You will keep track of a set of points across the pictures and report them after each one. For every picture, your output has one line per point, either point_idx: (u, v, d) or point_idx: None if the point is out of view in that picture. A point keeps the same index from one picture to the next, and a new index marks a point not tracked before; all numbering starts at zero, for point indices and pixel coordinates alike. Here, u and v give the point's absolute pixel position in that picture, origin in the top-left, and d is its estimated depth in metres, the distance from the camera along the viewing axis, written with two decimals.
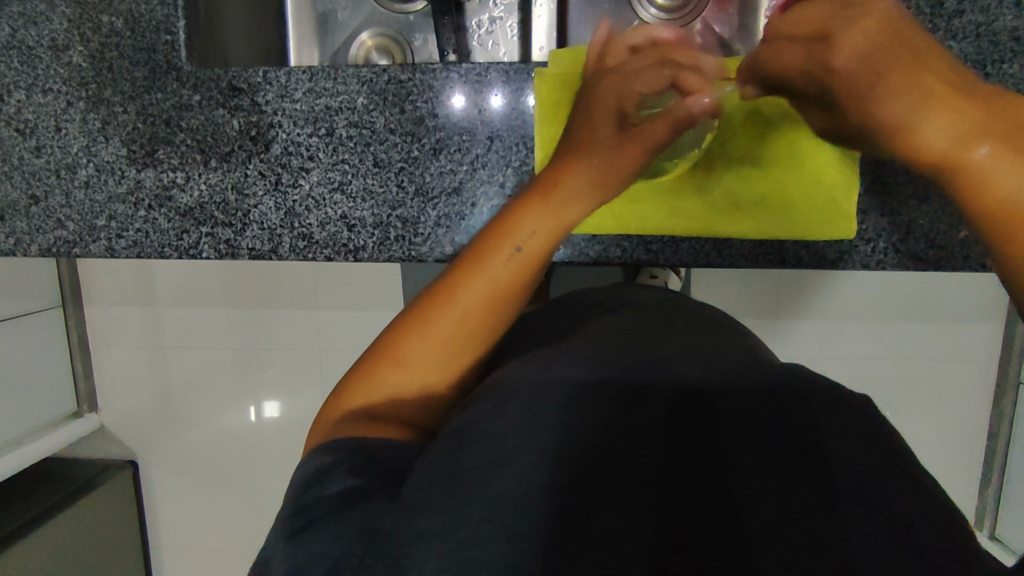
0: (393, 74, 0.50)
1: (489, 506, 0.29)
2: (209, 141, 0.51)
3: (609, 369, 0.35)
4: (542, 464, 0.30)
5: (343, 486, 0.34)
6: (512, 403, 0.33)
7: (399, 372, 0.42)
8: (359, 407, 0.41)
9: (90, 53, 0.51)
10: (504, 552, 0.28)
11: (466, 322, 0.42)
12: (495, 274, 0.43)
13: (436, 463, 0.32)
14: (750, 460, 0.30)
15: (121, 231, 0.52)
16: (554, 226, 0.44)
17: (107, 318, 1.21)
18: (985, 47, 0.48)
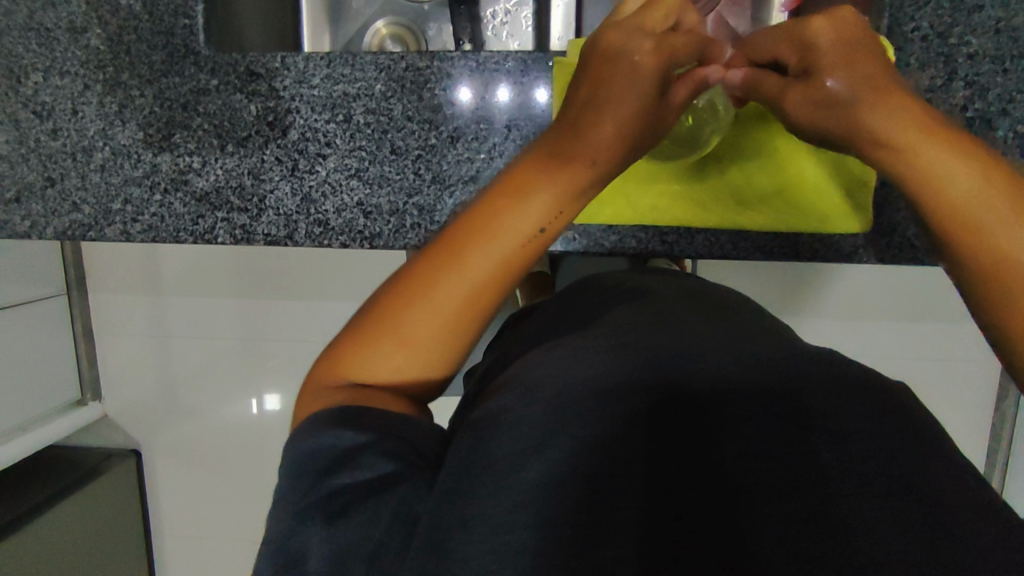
0: (411, 61, 0.50)
1: (524, 490, 0.29)
2: (226, 125, 0.51)
3: (642, 355, 0.35)
4: (576, 451, 0.30)
5: (381, 466, 0.33)
6: (542, 393, 0.33)
7: (396, 349, 0.39)
8: (356, 379, 0.39)
9: (108, 36, 0.51)
10: (538, 536, 0.28)
11: (458, 306, 0.38)
12: (506, 254, 0.39)
13: (467, 447, 0.32)
14: (749, 441, 0.31)
15: (137, 215, 0.52)
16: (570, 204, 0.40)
17: (112, 306, 1.21)
18: (1004, 43, 0.48)
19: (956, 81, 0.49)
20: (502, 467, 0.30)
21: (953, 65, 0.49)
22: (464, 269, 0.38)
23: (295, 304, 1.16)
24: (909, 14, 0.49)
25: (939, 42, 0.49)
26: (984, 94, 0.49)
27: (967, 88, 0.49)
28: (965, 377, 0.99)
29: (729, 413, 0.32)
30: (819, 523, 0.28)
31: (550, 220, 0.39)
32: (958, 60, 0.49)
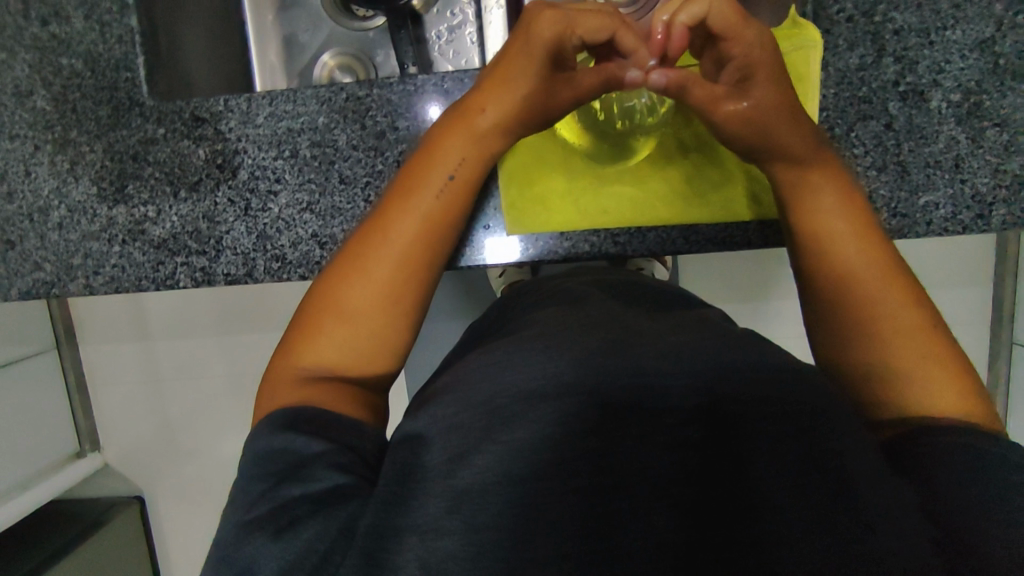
0: (351, 91, 0.51)
1: (451, 497, 0.30)
2: (177, 172, 0.52)
3: (579, 353, 0.33)
4: (504, 456, 0.30)
5: (328, 482, 0.34)
6: (473, 397, 0.33)
7: (342, 322, 0.44)
8: (313, 362, 0.43)
9: (53, 97, 0.52)
10: (464, 545, 0.29)
11: (403, 252, 0.45)
12: (426, 203, 0.46)
13: (401, 459, 0.33)
14: (773, 460, 0.29)
15: (97, 268, 0.53)
16: (477, 154, 0.47)
17: (103, 355, 1.22)
18: (928, 15, 0.48)
19: (886, 57, 0.49)
20: (432, 476, 0.31)
21: (880, 42, 0.49)
22: (393, 224, 0.45)
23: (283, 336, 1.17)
24: None
25: (864, 20, 0.49)
26: (914, 67, 0.49)
27: (896, 63, 0.49)
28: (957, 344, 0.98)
29: (748, 425, 0.30)
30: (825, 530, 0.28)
31: (460, 166, 0.47)
32: (885, 36, 0.49)
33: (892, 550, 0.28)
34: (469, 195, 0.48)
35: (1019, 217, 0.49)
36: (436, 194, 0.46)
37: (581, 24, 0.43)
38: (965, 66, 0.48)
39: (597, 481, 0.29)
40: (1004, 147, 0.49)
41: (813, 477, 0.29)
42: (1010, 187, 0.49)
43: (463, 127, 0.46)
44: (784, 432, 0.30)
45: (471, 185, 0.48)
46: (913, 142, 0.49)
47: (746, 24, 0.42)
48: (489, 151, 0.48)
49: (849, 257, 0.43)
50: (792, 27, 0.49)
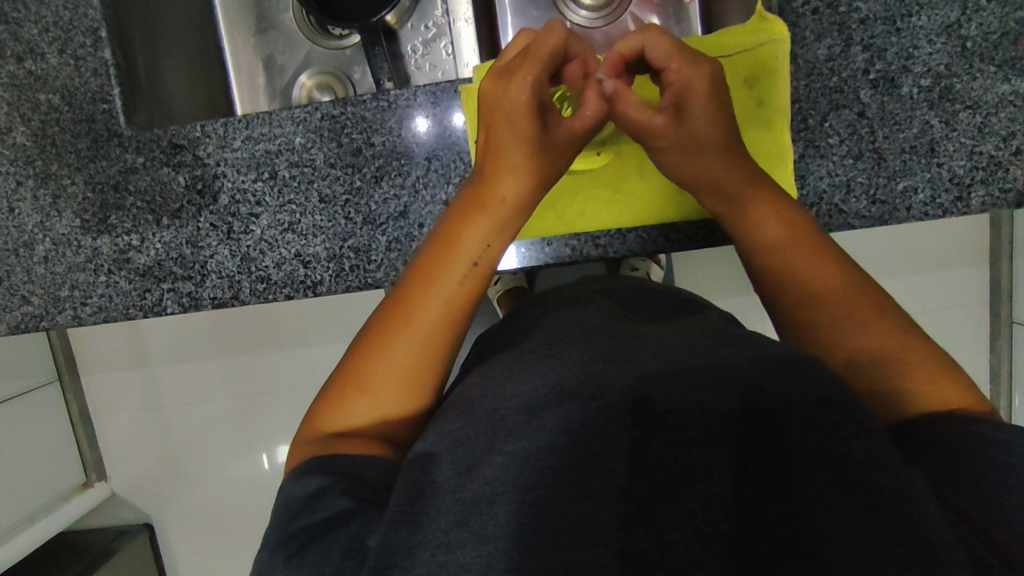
0: (326, 110, 0.51)
1: (461, 509, 0.31)
2: (158, 200, 0.52)
3: (582, 360, 0.33)
4: (510, 465, 0.31)
5: (333, 509, 0.36)
6: (476, 411, 0.33)
7: (364, 396, 0.43)
8: (339, 430, 0.42)
9: (32, 133, 0.52)
10: (475, 556, 0.30)
11: (427, 342, 0.43)
12: (449, 288, 0.43)
13: (412, 478, 0.32)
14: (811, 452, 0.30)
15: (85, 298, 0.53)
16: (500, 239, 0.44)
17: (105, 384, 1.23)
18: (892, 3, 0.48)
19: (854, 46, 0.49)
20: (441, 492, 0.32)
21: (847, 31, 0.49)
22: (416, 311, 0.43)
23: (284, 355, 1.17)
24: None
25: (830, 11, 0.49)
26: (882, 55, 0.49)
27: (864, 52, 0.49)
28: (956, 326, 0.98)
29: (786, 424, 0.30)
30: (874, 529, 0.29)
31: (482, 254, 0.44)
32: (851, 26, 0.49)
33: (930, 545, 0.28)
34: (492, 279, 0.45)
35: (998, 196, 0.49)
36: (460, 282, 0.44)
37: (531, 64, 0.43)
38: (933, 52, 0.48)
39: (604, 485, 0.30)
40: (978, 129, 0.49)
41: (850, 466, 0.29)
42: (987, 168, 0.49)
43: (485, 216, 0.44)
44: (818, 418, 0.30)
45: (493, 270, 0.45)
46: (887, 128, 0.49)
47: (682, 53, 0.45)
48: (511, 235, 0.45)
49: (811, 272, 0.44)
50: (759, 23, 0.49)
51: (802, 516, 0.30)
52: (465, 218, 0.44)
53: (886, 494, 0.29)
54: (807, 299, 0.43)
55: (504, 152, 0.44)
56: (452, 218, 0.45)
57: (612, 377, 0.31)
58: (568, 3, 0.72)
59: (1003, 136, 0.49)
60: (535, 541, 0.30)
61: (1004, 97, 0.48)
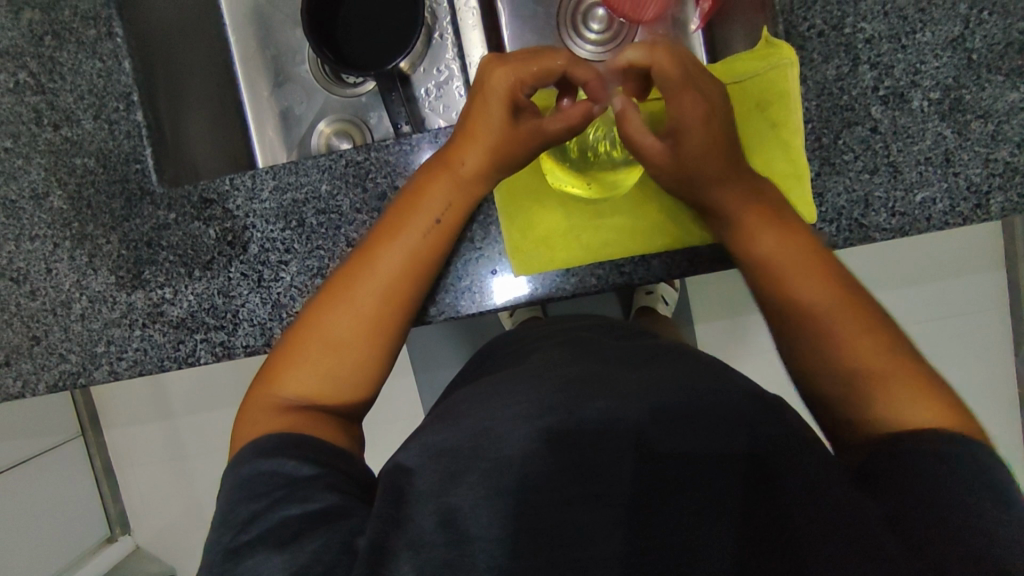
0: (350, 157, 0.52)
1: (444, 511, 0.34)
2: (191, 253, 0.53)
3: (564, 379, 0.39)
4: (490, 472, 0.35)
5: (324, 502, 0.37)
6: (461, 426, 0.38)
7: (323, 354, 0.47)
8: (288, 391, 0.46)
9: (69, 196, 0.54)
10: (462, 554, 0.32)
11: (385, 291, 0.48)
12: (414, 243, 0.48)
13: (395, 485, 0.36)
14: (776, 473, 0.33)
15: (120, 353, 0.54)
16: (459, 194, 0.50)
17: (128, 438, 1.22)
18: (896, 22, 0.50)
19: (861, 65, 0.50)
20: (421, 495, 0.35)
21: (854, 52, 0.50)
22: (378, 261, 0.48)
23: None
24: (801, 14, 0.50)
25: (835, 33, 0.50)
26: (890, 72, 0.50)
27: (872, 69, 0.50)
28: (983, 331, 0.97)
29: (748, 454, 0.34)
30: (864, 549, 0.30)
31: (444, 212, 0.49)
32: (858, 46, 0.50)
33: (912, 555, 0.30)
34: (452, 238, 0.50)
35: (1018, 201, 0.50)
36: (420, 235, 0.48)
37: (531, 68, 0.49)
38: (940, 65, 0.50)
39: (581, 493, 0.33)
40: (991, 137, 0.49)
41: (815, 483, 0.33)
42: (1003, 175, 0.49)
43: (447, 171, 0.49)
44: (799, 448, 0.34)
45: (454, 229, 0.50)
46: (901, 142, 0.50)
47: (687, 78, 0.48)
48: (469, 195, 0.50)
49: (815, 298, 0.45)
50: (767, 48, 0.51)
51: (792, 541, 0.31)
52: (424, 177, 0.50)
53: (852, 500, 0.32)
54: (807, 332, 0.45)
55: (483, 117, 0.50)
56: (417, 177, 0.50)
57: (591, 398, 0.37)
58: (575, 40, 0.75)
59: (1016, 142, 0.49)
60: (523, 542, 0.32)
61: (1013, 106, 0.49)
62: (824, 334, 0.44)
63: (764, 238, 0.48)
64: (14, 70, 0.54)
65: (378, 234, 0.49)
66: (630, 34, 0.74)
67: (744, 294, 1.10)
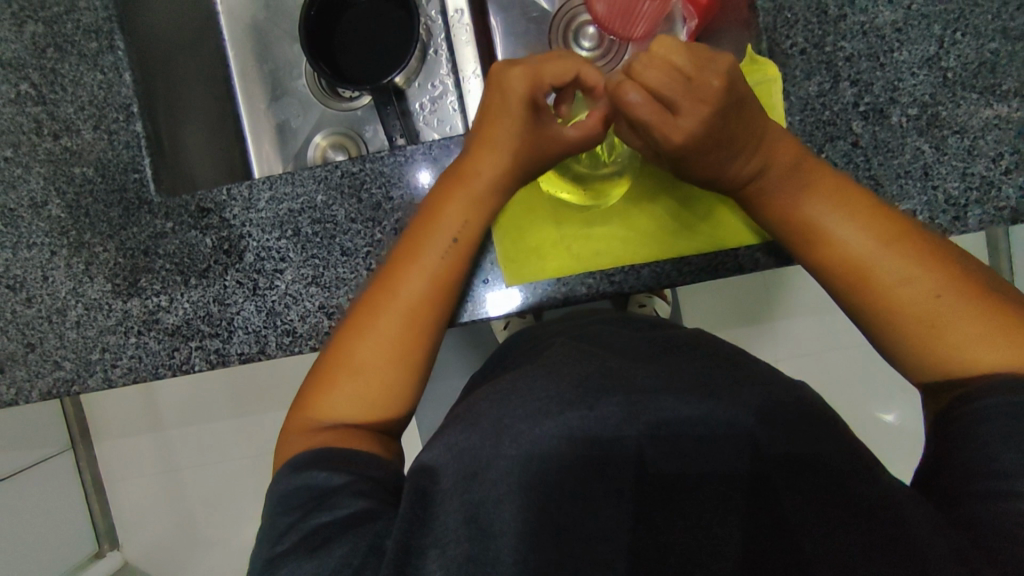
0: (345, 168, 0.53)
1: (469, 508, 0.35)
2: (187, 261, 0.54)
3: (580, 374, 0.39)
4: (516, 467, 0.35)
5: (351, 508, 0.38)
6: (483, 423, 0.38)
7: (353, 379, 0.47)
8: (322, 417, 0.46)
9: (67, 204, 0.55)
10: (485, 548, 0.34)
11: (410, 312, 0.48)
12: (433, 263, 0.49)
13: (418, 488, 0.37)
14: (790, 484, 0.34)
15: (115, 360, 0.54)
16: (473, 213, 0.50)
17: (119, 450, 1.22)
18: (874, 41, 0.52)
19: (842, 82, 0.52)
20: (446, 494, 0.36)
21: (835, 69, 0.52)
22: (400, 284, 0.48)
23: None
24: (783, 33, 0.52)
25: (817, 51, 0.52)
26: (870, 89, 0.52)
27: (853, 86, 0.52)
28: None
29: (771, 467, 0.34)
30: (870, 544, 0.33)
31: (461, 232, 0.50)
32: (838, 64, 0.52)
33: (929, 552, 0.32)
34: (471, 256, 0.51)
35: (995, 215, 0.51)
36: (439, 255, 0.49)
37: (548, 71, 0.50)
38: (917, 82, 0.51)
39: (604, 487, 0.34)
40: (967, 152, 0.51)
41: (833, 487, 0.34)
42: (981, 188, 0.51)
43: (458, 191, 0.50)
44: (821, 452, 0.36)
45: (473, 246, 0.51)
46: (881, 156, 0.52)
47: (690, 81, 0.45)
48: (484, 213, 0.51)
49: (858, 254, 0.45)
50: (751, 64, 0.53)
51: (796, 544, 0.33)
52: (437, 199, 0.50)
53: (863, 503, 0.34)
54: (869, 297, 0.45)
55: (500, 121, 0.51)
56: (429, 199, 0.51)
57: (607, 391, 0.37)
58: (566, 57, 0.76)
59: (992, 157, 0.51)
60: (541, 536, 0.34)
61: (988, 122, 0.51)
62: (880, 295, 0.44)
63: (802, 200, 0.48)
64: (16, 82, 0.55)
65: (396, 259, 0.49)
66: (620, 51, 0.76)
67: (735, 303, 1.12)
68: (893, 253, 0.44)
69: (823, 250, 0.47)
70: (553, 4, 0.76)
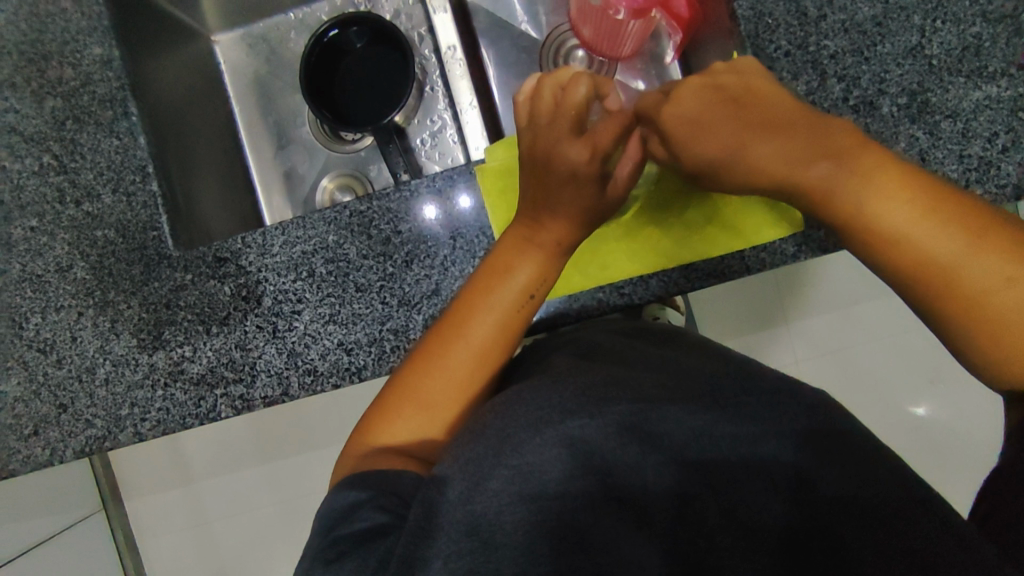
0: (354, 207, 0.55)
1: (471, 521, 0.36)
2: (207, 311, 0.56)
3: (584, 385, 0.41)
4: (514, 477, 0.37)
5: (371, 521, 0.39)
6: (488, 434, 0.39)
7: (414, 412, 0.48)
8: (380, 443, 0.48)
9: (91, 266, 0.57)
10: (485, 561, 0.35)
11: (473, 353, 0.49)
12: (496, 309, 0.49)
13: (428, 499, 0.38)
14: (786, 478, 0.38)
15: (144, 414, 0.55)
16: (537, 262, 0.50)
17: (151, 506, 1.23)
18: (856, 37, 0.53)
19: (829, 79, 0.53)
20: (451, 505, 0.37)
21: (820, 67, 0.53)
22: (464, 328, 0.49)
23: (323, 454, 1.17)
24: (766, 37, 0.54)
25: (800, 52, 0.53)
26: (858, 83, 0.53)
27: (840, 82, 0.53)
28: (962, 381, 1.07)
29: (772, 467, 0.38)
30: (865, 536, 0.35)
31: (526, 282, 0.50)
32: (824, 62, 0.53)
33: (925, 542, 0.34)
34: (531, 302, 0.51)
35: (998, 192, 0.51)
36: (501, 300, 0.49)
37: (601, 134, 0.51)
38: (903, 73, 0.52)
39: (604, 496, 0.37)
40: (961, 135, 0.51)
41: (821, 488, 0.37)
42: (979, 168, 0.51)
43: (524, 241, 0.51)
44: (825, 459, 0.38)
45: (534, 292, 0.51)
46: (876, 146, 0.52)
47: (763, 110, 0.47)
48: (548, 262, 0.51)
49: (914, 235, 0.41)
50: None
51: (801, 534, 0.36)
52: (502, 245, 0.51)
53: (871, 510, 0.36)
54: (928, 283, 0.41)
55: (562, 177, 0.50)
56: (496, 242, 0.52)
57: (612, 400, 0.40)
58: None
59: (987, 137, 0.51)
60: (541, 548, 0.36)
61: (979, 103, 0.51)
62: (937, 282, 0.41)
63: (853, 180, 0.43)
64: (37, 155, 0.58)
65: (462, 301, 0.50)
66: (610, 70, 0.78)
67: (748, 304, 1.12)
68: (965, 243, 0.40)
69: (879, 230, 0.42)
70: (542, 34, 0.79)
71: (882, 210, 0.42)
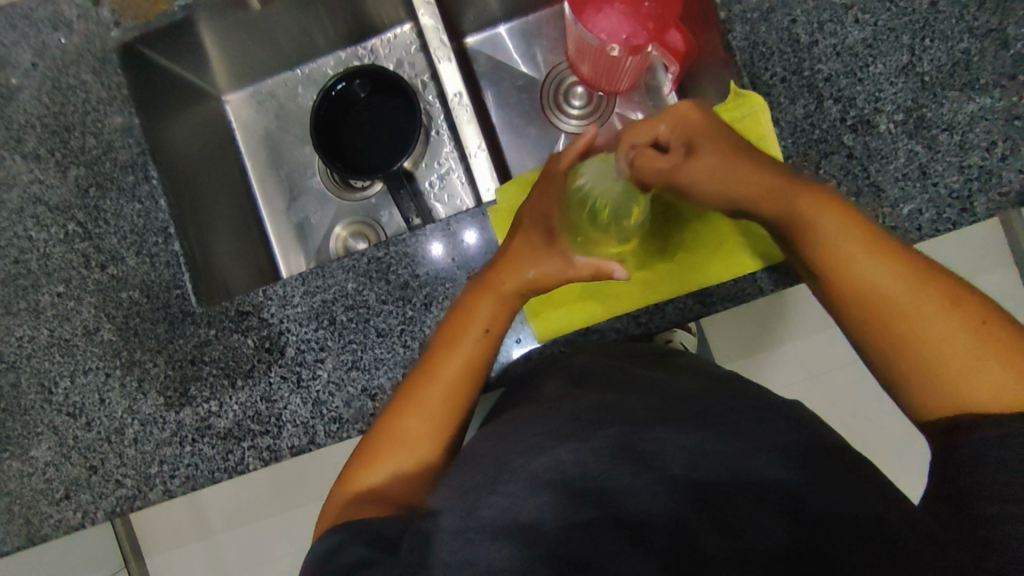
0: (371, 254, 0.56)
1: (456, 539, 0.35)
2: (232, 364, 0.56)
3: (579, 409, 0.43)
4: (508, 504, 0.37)
5: (359, 555, 0.37)
6: (483, 465, 0.40)
7: (395, 452, 0.48)
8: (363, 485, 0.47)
9: (117, 327, 0.58)
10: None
11: (449, 390, 0.50)
12: (470, 344, 0.51)
13: (422, 531, 0.36)
14: (783, 496, 0.36)
15: (173, 471, 0.56)
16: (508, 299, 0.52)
17: (174, 564, 1.22)
18: (849, 59, 0.55)
19: (826, 101, 0.54)
20: (443, 533, 0.36)
21: (817, 91, 0.55)
22: (439, 364, 0.50)
23: None
24: (762, 66, 0.55)
25: (796, 77, 0.55)
26: (853, 103, 0.54)
27: (836, 103, 0.54)
28: None
29: (764, 485, 0.37)
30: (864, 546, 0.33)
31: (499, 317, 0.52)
32: (819, 85, 0.55)
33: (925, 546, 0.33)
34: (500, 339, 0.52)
35: (1001, 200, 0.52)
36: (474, 335, 0.51)
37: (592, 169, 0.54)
38: (897, 90, 0.54)
39: (597, 517, 0.36)
40: (960, 146, 0.52)
41: (817, 498, 0.36)
42: (980, 178, 0.52)
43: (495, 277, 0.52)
44: (816, 478, 0.37)
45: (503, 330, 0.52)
46: (877, 163, 0.54)
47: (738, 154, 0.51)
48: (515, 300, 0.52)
49: (872, 273, 0.45)
50: (738, 98, 0.56)
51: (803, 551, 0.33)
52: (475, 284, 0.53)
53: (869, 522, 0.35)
54: (880, 325, 0.44)
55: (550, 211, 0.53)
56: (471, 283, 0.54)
57: (606, 424, 0.41)
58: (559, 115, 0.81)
59: (986, 147, 0.52)
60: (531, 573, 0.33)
61: (974, 115, 0.53)
62: (874, 324, 0.45)
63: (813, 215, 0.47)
64: (63, 223, 0.60)
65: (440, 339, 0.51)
66: (610, 104, 0.80)
67: None
68: (912, 282, 0.44)
69: (834, 269, 0.46)
70: (541, 73, 0.82)
71: (841, 252, 0.46)
